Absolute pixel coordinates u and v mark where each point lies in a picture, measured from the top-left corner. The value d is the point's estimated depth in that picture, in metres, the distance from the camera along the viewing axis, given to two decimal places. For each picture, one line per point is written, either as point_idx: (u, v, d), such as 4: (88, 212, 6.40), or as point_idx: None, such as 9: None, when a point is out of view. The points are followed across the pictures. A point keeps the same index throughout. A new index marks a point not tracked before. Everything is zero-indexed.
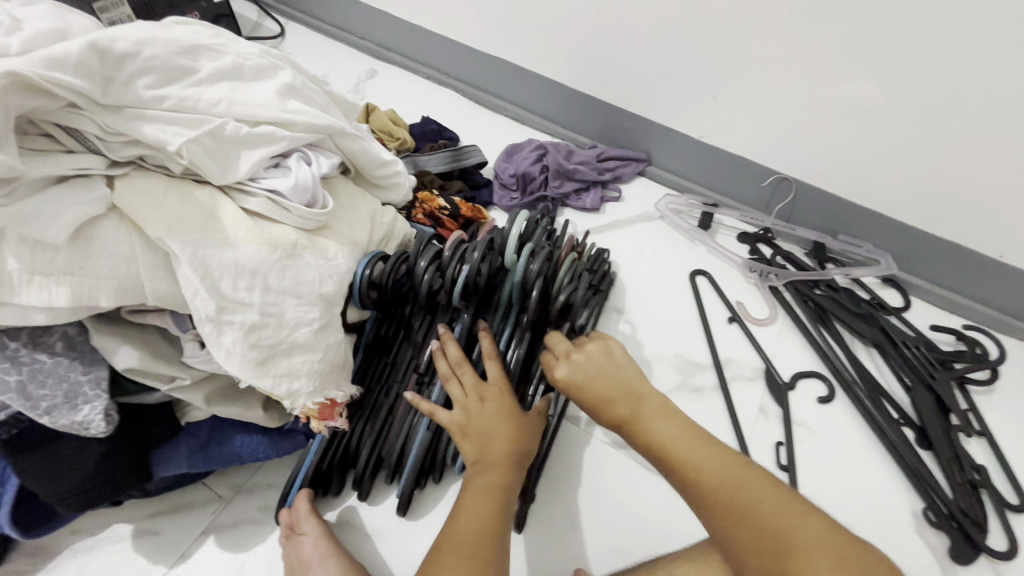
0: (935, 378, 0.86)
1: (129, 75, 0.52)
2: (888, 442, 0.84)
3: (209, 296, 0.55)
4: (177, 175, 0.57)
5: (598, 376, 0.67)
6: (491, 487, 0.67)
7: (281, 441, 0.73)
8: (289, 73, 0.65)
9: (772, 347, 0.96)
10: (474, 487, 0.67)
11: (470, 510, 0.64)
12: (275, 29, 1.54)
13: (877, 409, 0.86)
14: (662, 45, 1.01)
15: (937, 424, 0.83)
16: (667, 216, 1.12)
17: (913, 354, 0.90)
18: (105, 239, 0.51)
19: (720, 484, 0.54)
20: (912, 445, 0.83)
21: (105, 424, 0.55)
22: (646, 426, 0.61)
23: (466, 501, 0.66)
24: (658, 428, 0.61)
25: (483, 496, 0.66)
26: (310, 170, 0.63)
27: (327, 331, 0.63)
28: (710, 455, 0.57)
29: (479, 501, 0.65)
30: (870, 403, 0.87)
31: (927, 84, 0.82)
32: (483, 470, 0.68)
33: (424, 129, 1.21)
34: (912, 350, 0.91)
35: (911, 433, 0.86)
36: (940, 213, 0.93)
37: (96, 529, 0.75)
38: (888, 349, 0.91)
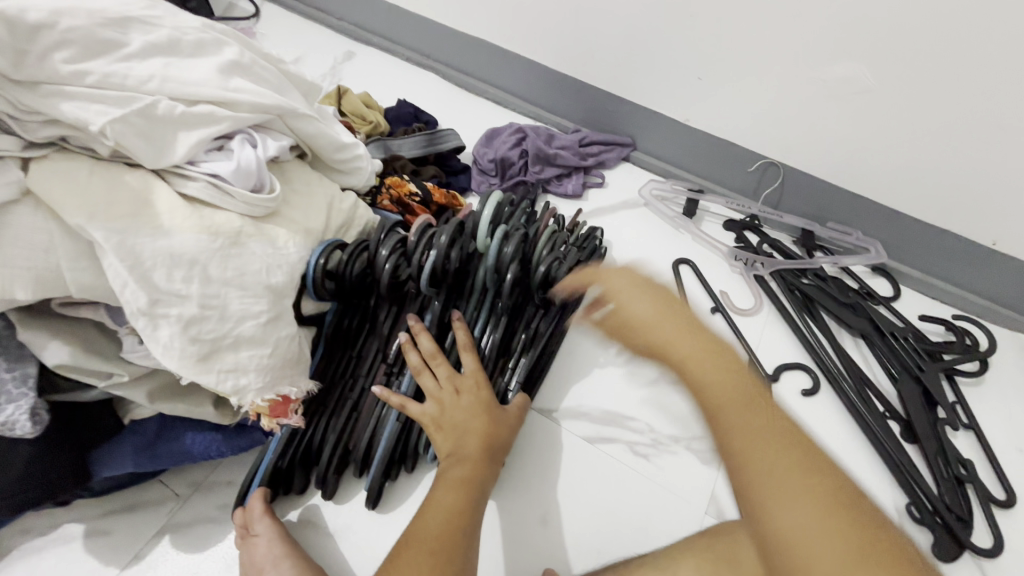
0: (924, 370, 0.83)
1: (45, 48, 0.48)
2: (874, 436, 0.81)
3: (140, 289, 0.51)
4: (105, 158, 0.53)
5: (644, 305, 0.53)
6: (463, 479, 0.65)
7: (236, 439, 0.69)
8: (234, 49, 0.61)
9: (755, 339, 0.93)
10: (446, 480, 0.65)
11: (438, 503, 0.63)
12: (248, 9, 1.48)
13: (863, 402, 0.83)
14: (644, 23, 0.97)
15: (923, 417, 0.80)
16: (650, 202, 1.08)
17: (901, 345, 0.87)
18: (20, 228, 0.48)
19: (764, 462, 0.42)
20: (898, 439, 0.80)
21: (33, 425, 0.51)
22: (692, 370, 0.48)
23: (436, 494, 0.64)
24: (703, 376, 0.47)
25: (452, 488, 0.64)
26: (255, 153, 0.59)
27: (276, 324, 0.59)
28: (762, 423, 0.44)
29: (448, 493, 0.63)
30: (856, 395, 0.84)
31: (918, 63, 0.78)
32: (456, 464, 0.66)
33: (399, 113, 1.16)
34: (900, 341, 0.88)
35: (897, 426, 0.83)
36: (931, 199, 0.90)
37: (45, 529, 0.72)
38: (875, 340, 0.88)
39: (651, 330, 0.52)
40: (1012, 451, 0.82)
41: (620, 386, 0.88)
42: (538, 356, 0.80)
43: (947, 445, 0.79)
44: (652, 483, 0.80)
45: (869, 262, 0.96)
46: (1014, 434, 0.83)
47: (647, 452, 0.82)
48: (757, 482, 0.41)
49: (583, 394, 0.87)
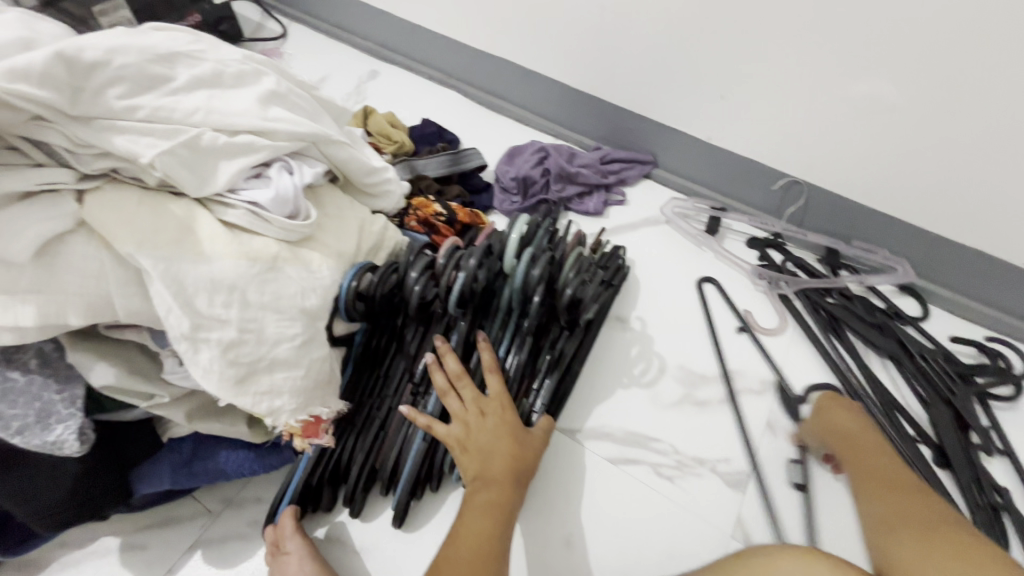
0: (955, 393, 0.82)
1: (100, 85, 0.51)
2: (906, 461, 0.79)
3: (183, 314, 0.53)
4: (152, 188, 0.56)
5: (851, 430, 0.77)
6: (491, 503, 0.66)
7: (267, 458, 0.70)
8: (272, 79, 0.63)
9: (782, 360, 0.92)
10: (474, 504, 0.67)
11: (468, 529, 0.64)
12: (277, 30, 1.52)
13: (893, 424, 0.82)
14: (666, 43, 0.97)
15: (955, 443, 0.79)
16: (673, 220, 1.08)
17: (931, 367, 0.86)
18: (73, 256, 0.50)
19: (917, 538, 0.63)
20: (930, 464, 0.79)
21: (79, 444, 0.53)
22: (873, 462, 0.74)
23: (465, 519, 0.65)
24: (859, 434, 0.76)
25: (480, 513, 0.65)
26: (292, 180, 0.61)
27: (310, 346, 0.61)
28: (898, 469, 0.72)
29: (478, 519, 0.65)
30: (885, 419, 0.83)
31: (946, 83, 0.78)
32: (483, 489, 0.67)
33: (424, 132, 1.18)
34: (930, 363, 0.86)
35: (929, 451, 0.81)
36: (960, 218, 0.88)
37: (83, 542, 0.74)
38: (905, 362, 0.86)
39: (866, 441, 0.75)
40: None
41: (644, 406, 0.88)
42: (562, 376, 0.80)
43: (981, 473, 0.77)
44: (678, 507, 0.79)
45: (896, 280, 0.94)
46: None
47: (672, 475, 0.82)
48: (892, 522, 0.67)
49: (607, 414, 0.87)
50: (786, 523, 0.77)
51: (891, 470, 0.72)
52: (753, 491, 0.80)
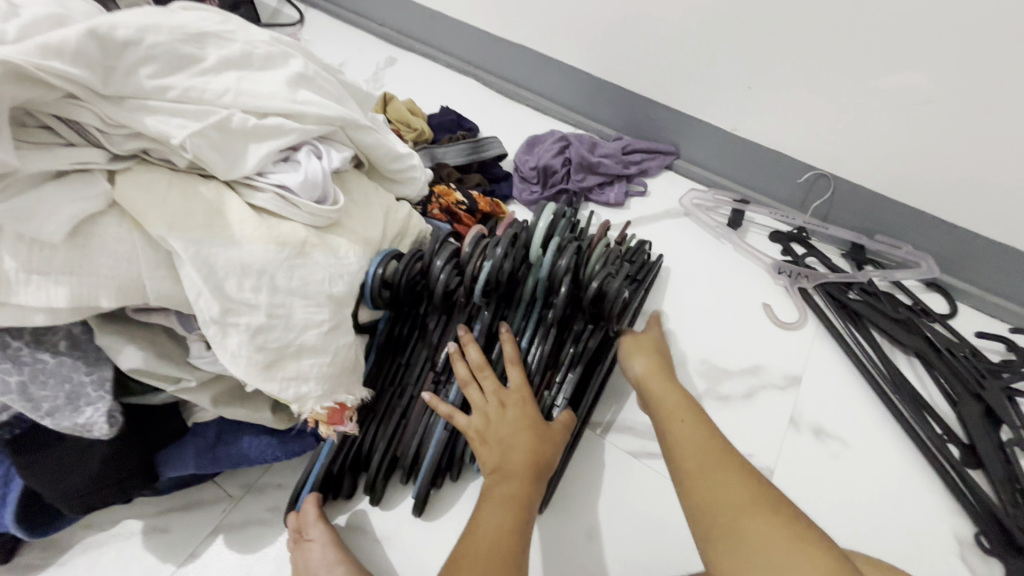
0: (985, 389, 0.80)
1: (131, 64, 0.50)
2: (933, 456, 0.78)
3: (212, 297, 0.52)
4: (182, 169, 0.55)
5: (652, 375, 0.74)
6: (511, 496, 0.65)
7: (290, 444, 0.70)
8: (300, 61, 0.62)
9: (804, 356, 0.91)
10: (492, 498, 0.65)
11: (488, 523, 0.62)
12: (293, 15, 1.50)
13: (919, 421, 0.80)
14: (693, 31, 0.95)
15: (986, 440, 0.77)
16: (693, 212, 1.06)
17: (960, 364, 0.83)
18: (104, 237, 0.49)
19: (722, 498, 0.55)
20: (959, 462, 0.77)
21: (109, 427, 0.53)
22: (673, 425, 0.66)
23: (483, 511, 0.64)
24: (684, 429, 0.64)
25: (500, 507, 0.64)
26: (320, 165, 0.60)
27: (337, 332, 0.60)
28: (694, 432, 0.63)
29: (496, 512, 0.63)
30: (912, 415, 0.82)
31: (986, 75, 0.75)
32: (502, 482, 0.66)
33: (443, 120, 1.17)
34: (959, 360, 0.84)
35: (957, 450, 0.79)
36: (994, 215, 0.86)
37: (108, 524, 0.75)
38: (931, 358, 0.85)
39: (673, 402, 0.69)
40: None
41: None
42: (586, 369, 0.79)
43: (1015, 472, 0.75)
44: None
45: (920, 276, 0.92)
46: None
47: None
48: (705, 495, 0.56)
49: (627, 407, 0.87)
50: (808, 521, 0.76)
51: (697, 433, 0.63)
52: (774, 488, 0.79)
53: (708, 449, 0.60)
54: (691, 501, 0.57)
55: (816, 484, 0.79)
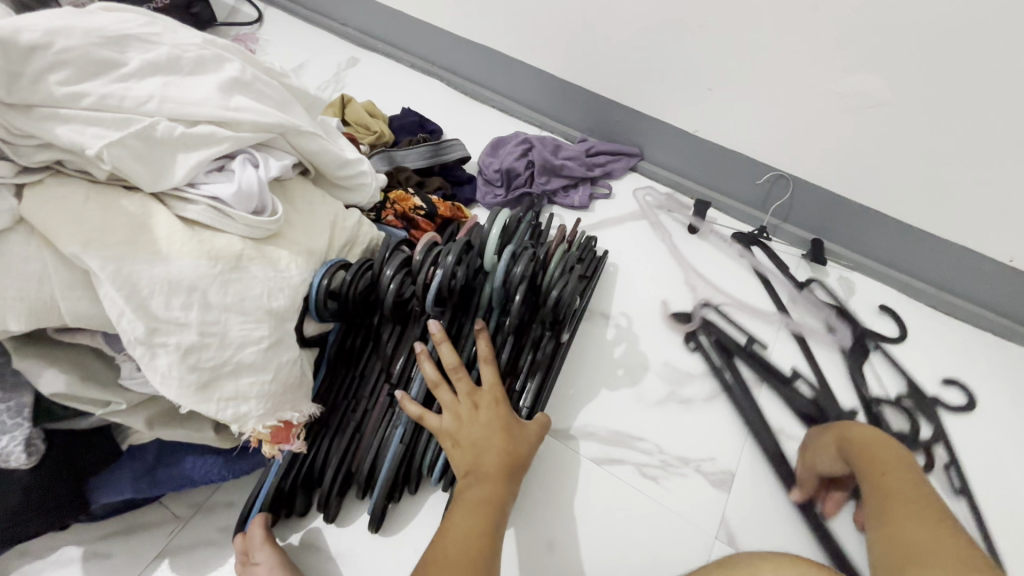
0: None
1: (39, 70, 0.47)
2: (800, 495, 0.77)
3: (137, 317, 0.50)
4: (102, 182, 0.52)
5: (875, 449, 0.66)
6: (482, 500, 0.64)
7: (238, 463, 0.66)
8: (236, 65, 0.59)
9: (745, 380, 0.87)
10: (464, 500, 0.64)
11: (458, 527, 0.61)
12: (252, 14, 1.45)
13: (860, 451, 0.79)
14: (653, 33, 0.94)
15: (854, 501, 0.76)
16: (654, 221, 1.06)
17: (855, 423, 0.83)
18: (12, 256, 0.47)
19: None
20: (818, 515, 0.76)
21: (28, 456, 0.51)
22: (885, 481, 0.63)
23: (455, 514, 0.63)
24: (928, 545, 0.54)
25: (472, 509, 0.63)
26: (256, 174, 0.57)
27: (278, 349, 0.58)
28: None
29: (468, 515, 0.62)
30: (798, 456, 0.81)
31: (936, 79, 0.76)
32: (478, 483, 0.65)
33: (404, 122, 1.14)
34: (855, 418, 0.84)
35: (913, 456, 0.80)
36: (946, 215, 0.87)
37: (44, 551, 0.71)
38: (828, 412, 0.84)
39: (893, 475, 0.63)
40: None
41: (628, 405, 0.86)
42: (543, 377, 0.78)
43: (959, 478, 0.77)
44: (664, 509, 0.78)
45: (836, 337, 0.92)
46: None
47: (656, 475, 0.80)
48: None
49: (590, 414, 0.86)
50: (770, 526, 0.76)
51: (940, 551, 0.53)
52: (734, 492, 0.79)
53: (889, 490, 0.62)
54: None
55: (777, 486, 0.79)
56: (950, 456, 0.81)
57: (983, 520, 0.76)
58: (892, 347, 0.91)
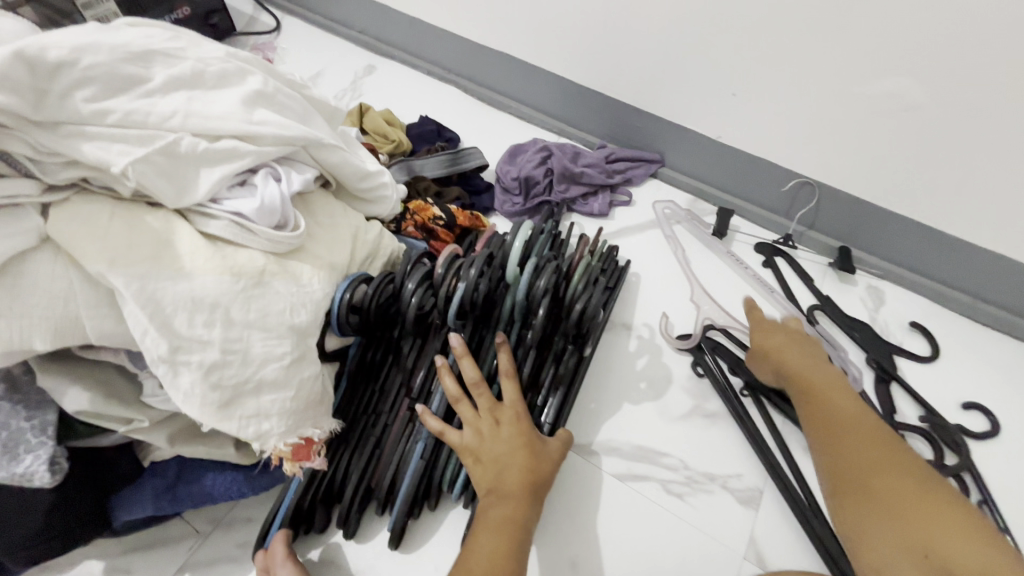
0: None
1: (65, 87, 0.47)
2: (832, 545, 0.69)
3: (160, 335, 0.49)
4: (127, 198, 0.52)
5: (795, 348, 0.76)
6: (505, 520, 0.62)
7: (258, 479, 0.65)
8: (258, 78, 0.59)
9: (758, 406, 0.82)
10: (487, 520, 0.62)
11: (481, 550, 0.59)
12: (269, 23, 1.46)
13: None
14: (675, 38, 0.92)
15: None
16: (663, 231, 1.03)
17: None
18: (38, 275, 0.46)
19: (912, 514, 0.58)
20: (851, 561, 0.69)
21: (51, 475, 0.50)
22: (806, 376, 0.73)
23: (478, 535, 0.61)
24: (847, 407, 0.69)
25: (494, 530, 0.61)
26: (279, 188, 0.57)
27: (300, 364, 0.57)
28: (893, 470, 0.62)
29: (490, 537, 0.60)
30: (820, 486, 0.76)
31: (974, 83, 0.73)
32: (500, 502, 0.63)
33: (421, 131, 1.12)
34: None
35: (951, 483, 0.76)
36: (983, 223, 0.84)
37: (67, 566, 0.71)
38: None
39: (834, 401, 0.70)
40: None
41: (651, 418, 0.84)
42: (566, 392, 0.76)
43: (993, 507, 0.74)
44: (690, 527, 0.76)
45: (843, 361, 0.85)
46: None
47: (680, 492, 0.78)
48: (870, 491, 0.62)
49: (613, 428, 0.84)
50: (802, 547, 0.73)
51: (869, 432, 0.66)
52: (764, 510, 0.76)
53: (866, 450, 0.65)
54: (849, 487, 0.64)
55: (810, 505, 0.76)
56: (990, 474, 0.78)
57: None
58: (925, 360, 0.87)
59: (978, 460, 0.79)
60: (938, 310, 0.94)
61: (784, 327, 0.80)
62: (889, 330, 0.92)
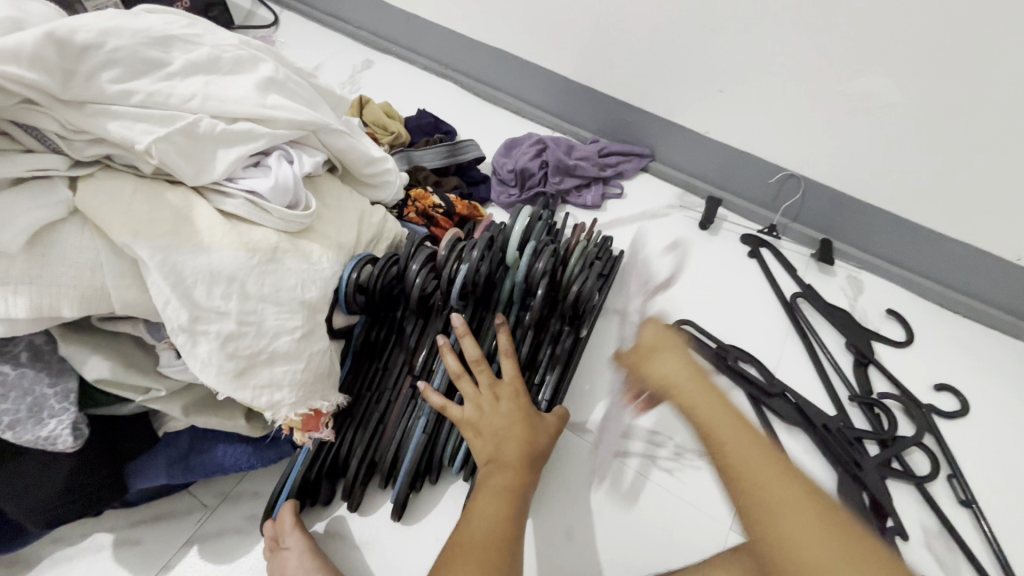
0: (863, 468, 0.76)
1: (92, 68, 0.49)
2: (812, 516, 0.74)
3: (181, 305, 0.52)
4: (148, 176, 0.54)
5: (662, 352, 0.55)
6: (505, 487, 0.65)
7: (266, 451, 0.68)
8: (270, 65, 0.62)
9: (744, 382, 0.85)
10: (486, 488, 0.65)
11: (482, 516, 0.62)
12: (267, 17, 1.48)
13: (855, 456, 0.77)
14: (665, 37, 0.96)
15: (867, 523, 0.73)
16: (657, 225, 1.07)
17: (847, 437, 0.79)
18: (66, 246, 0.49)
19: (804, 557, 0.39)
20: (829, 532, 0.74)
21: (73, 439, 0.52)
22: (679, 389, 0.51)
23: (478, 503, 0.63)
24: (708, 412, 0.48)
25: (493, 497, 0.64)
26: (291, 169, 0.60)
27: (310, 339, 0.60)
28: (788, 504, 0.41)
29: (490, 501, 0.63)
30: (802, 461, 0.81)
31: (944, 82, 0.78)
32: (498, 471, 0.66)
33: (420, 122, 1.16)
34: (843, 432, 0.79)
35: (921, 457, 0.81)
36: (955, 215, 0.89)
37: (77, 538, 0.73)
38: (807, 430, 0.81)
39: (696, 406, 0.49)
40: None
41: None
42: (562, 371, 0.80)
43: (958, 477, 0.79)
44: (678, 500, 0.79)
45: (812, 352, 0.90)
46: None
47: (671, 467, 0.82)
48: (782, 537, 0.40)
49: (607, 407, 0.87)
50: None
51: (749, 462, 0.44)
52: None
53: (771, 485, 0.42)
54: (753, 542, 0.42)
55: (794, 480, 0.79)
56: (960, 450, 0.83)
57: (992, 512, 0.78)
58: (901, 345, 0.92)
59: (949, 436, 0.84)
60: (914, 298, 0.99)
61: (663, 348, 0.55)
62: (867, 316, 0.96)
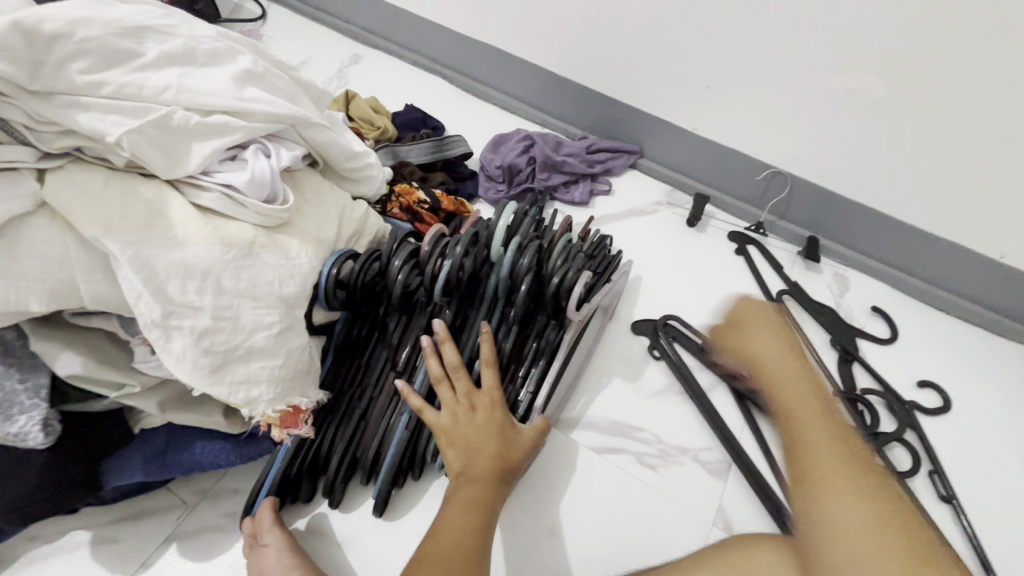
0: None
1: (61, 58, 0.48)
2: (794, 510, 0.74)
3: (154, 300, 0.51)
4: (120, 168, 0.54)
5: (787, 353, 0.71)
6: (472, 501, 0.65)
7: (245, 448, 0.68)
8: (249, 58, 0.61)
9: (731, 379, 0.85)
10: (456, 499, 0.65)
11: (450, 524, 0.62)
12: (255, 11, 1.46)
13: None
14: (652, 32, 0.96)
15: None
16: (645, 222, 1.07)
17: None
18: (34, 238, 0.48)
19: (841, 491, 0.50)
20: None
21: (45, 437, 0.52)
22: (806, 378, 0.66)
23: (446, 515, 0.64)
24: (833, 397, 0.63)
25: (462, 508, 0.64)
26: (269, 163, 0.59)
27: (288, 334, 0.59)
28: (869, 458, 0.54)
29: (459, 513, 0.63)
30: None
31: (928, 80, 0.78)
32: (466, 484, 0.66)
33: (407, 118, 1.15)
34: None
35: (904, 453, 0.81)
36: (939, 212, 0.89)
37: (53, 536, 0.72)
38: None
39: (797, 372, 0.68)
40: (1015, 462, 0.82)
41: (630, 397, 0.87)
42: (547, 364, 0.79)
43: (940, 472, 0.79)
44: (665, 498, 0.78)
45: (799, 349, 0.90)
46: (1014, 444, 0.84)
47: (654, 463, 0.81)
48: (824, 474, 0.52)
49: (594, 406, 0.86)
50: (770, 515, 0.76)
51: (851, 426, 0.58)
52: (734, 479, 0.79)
53: (850, 461, 0.53)
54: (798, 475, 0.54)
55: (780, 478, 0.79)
56: (944, 447, 0.83)
57: (975, 509, 0.78)
58: (885, 342, 0.92)
59: (932, 433, 0.84)
60: (900, 296, 0.99)
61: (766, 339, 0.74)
62: (852, 314, 0.96)
